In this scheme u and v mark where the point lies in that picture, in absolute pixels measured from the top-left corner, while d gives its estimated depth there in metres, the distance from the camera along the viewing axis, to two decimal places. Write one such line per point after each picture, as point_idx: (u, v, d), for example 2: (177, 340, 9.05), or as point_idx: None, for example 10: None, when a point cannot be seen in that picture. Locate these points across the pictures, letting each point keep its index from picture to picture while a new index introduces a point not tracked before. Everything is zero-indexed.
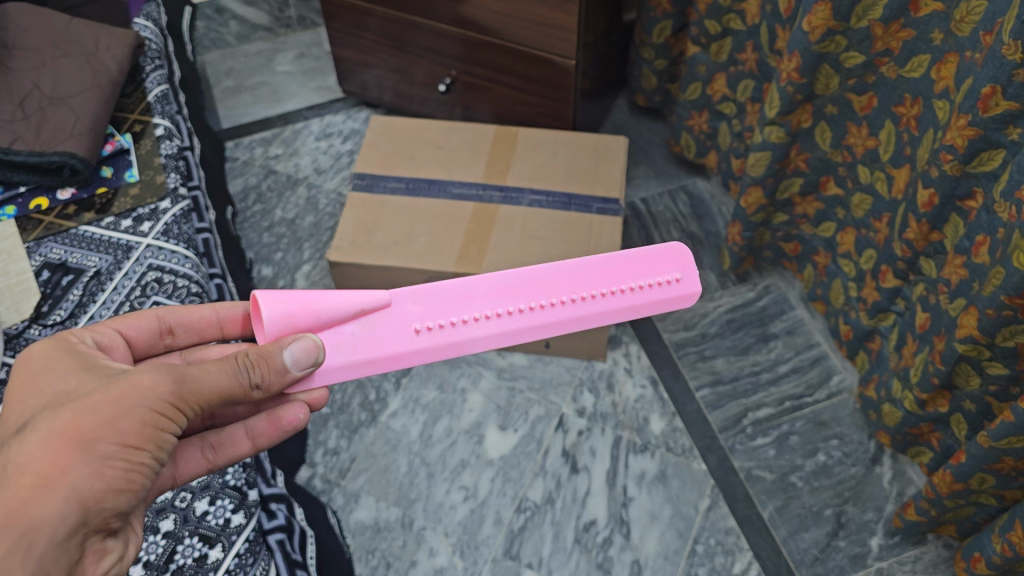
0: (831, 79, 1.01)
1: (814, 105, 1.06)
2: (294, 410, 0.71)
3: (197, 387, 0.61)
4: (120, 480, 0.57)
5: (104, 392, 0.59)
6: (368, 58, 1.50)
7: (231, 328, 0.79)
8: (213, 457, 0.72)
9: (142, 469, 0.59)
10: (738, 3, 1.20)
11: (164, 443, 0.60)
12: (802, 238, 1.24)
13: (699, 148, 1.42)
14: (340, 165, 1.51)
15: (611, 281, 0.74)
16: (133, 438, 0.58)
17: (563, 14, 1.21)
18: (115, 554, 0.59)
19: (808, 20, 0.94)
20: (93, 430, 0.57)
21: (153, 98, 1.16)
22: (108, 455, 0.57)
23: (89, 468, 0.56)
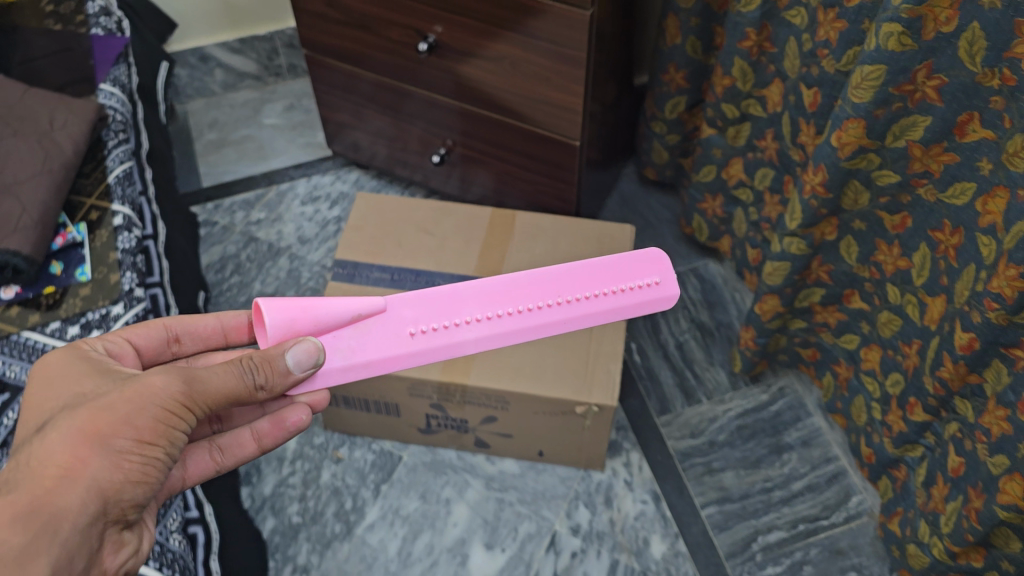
0: (861, 195, 0.90)
1: (840, 219, 0.94)
2: (298, 412, 0.77)
3: (206, 388, 0.65)
4: (136, 473, 0.61)
5: (120, 395, 0.62)
6: (358, 120, 1.40)
7: (234, 335, 0.83)
8: (220, 460, 0.77)
9: (156, 464, 0.63)
10: (758, 88, 1.09)
11: (175, 440, 0.64)
12: (822, 345, 1.13)
13: (712, 232, 1.31)
14: (326, 234, 1.41)
15: (599, 284, 0.78)
16: (148, 434, 0.62)
17: (568, 96, 1.11)
18: (131, 546, 0.65)
19: (838, 134, 0.83)
20: (109, 427, 0.60)
21: (115, 180, 1.06)
22: (124, 450, 0.61)
23: (108, 462, 0.60)
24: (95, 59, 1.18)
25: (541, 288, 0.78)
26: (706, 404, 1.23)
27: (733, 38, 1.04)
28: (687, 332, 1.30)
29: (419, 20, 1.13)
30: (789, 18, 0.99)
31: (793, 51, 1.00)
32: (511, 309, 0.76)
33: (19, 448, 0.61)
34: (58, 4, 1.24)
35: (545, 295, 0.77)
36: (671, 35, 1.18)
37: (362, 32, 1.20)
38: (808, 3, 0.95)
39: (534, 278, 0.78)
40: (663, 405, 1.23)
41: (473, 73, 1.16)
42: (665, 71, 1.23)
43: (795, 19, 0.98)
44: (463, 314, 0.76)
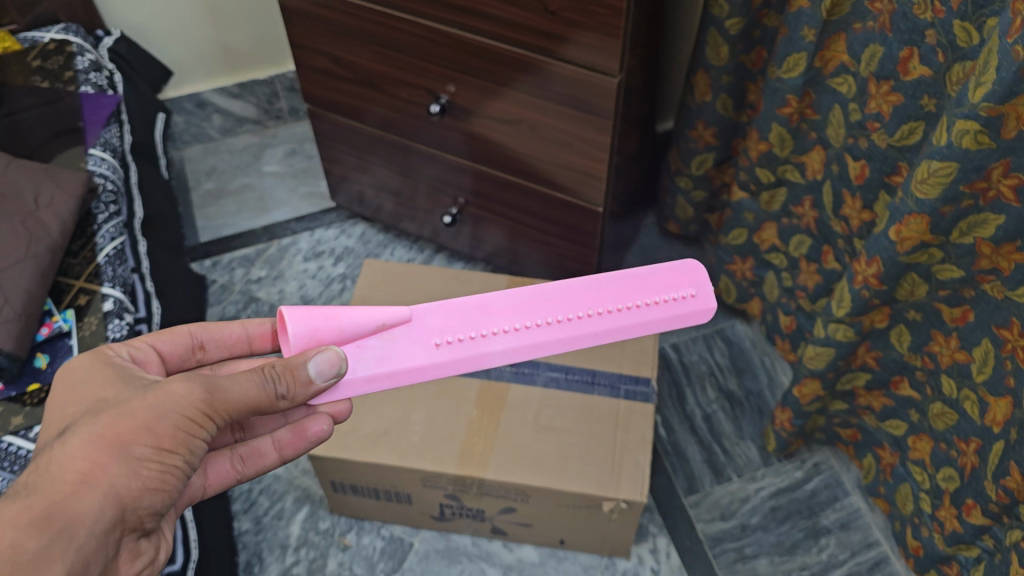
0: (918, 287, 0.83)
1: (892, 308, 0.88)
2: (319, 423, 0.73)
3: (227, 395, 0.60)
4: (154, 481, 0.57)
5: (143, 401, 0.58)
6: (365, 174, 1.32)
7: (260, 345, 0.78)
8: (241, 468, 0.75)
9: (176, 473, 0.59)
10: (797, 153, 1.01)
11: (194, 448, 0.60)
12: (864, 427, 1.05)
13: (740, 294, 1.24)
14: (331, 293, 1.33)
15: (630, 295, 0.69)
16: (169, 441, 0.58)
17: (593, 162, 1.04)
18: (147, 555, 0.61)
19: (896, 228, 0.76)
20: (129, 433, 0.57)
21: (105, 258, 0.99)
22: (143, 457, 0.57)
23: (126, 468, 0.56)
24: (86, 120, 1.11)
25: (564, 300, 0.69)
26: (737, 482, 1.15)
27: (772, 104, 0.96)
28: (714, 402, 1.23)
29: (433, 79, 1.06)
30: (834, 85, 0.91)
31: (839, 119, 0.92)
32: (537, 322, 0.68)
33: (37, 453, 0.57)
34: (45, 58, 1.17)
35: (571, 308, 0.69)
36: (700, 92, 1.10)
37: (370, 89, 1.13)
38: (857, 72, 0.87)
39: (555, 291, 0.70)
40: (691, 484, 1.16)
41: (489, 135, 1.09)
42: (692, 127, 1.15)
43: (841, 86, 0.90)
44: (490, 324, 0.68)
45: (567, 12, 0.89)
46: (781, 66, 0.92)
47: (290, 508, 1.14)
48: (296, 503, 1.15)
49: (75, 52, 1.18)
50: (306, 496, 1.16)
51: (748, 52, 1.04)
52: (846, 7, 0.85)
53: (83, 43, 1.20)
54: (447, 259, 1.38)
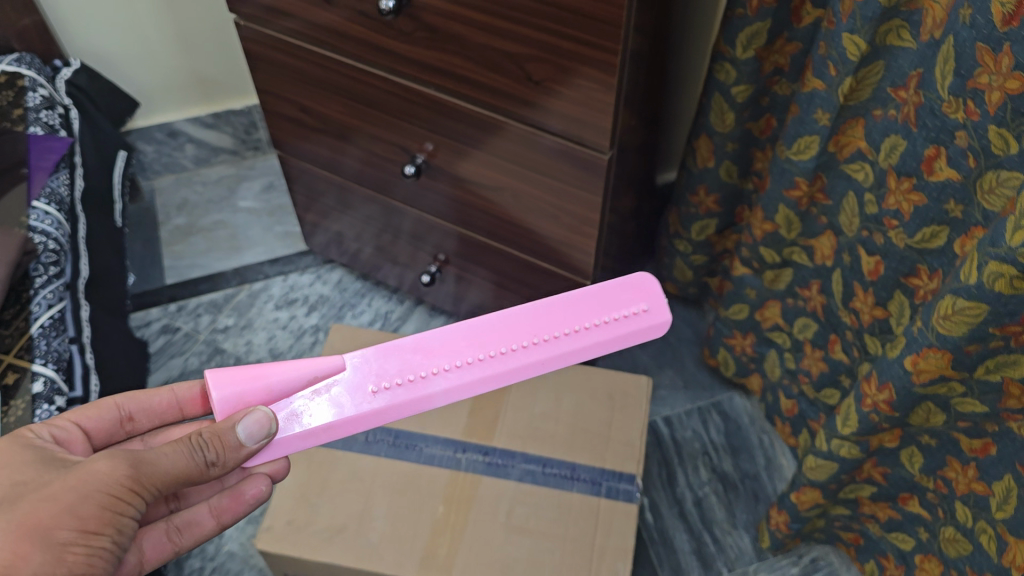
0: (934, 415, 0.74)
1: (904, 430, 0.78)
2: (256, 484, 0.67)
3: (155, 470, 0.57)
4: (82, 566, 0.54)
5: (67, 484, 0.55)
6: (341, 221, 1.23)
7: (191, 410, 0.72)
8: (178, 541, 0.68)
9: (105, 553, 0.55)
10: (806, 237, 0.92)
11: (124, 527, 0.56)
12: (867, 533, 0.96)
13: (739, 368, 1.14)
14: (302, 347, 1.25)
15: (574, 319, 0.65)
16: (93, 523, 0.54)
17: (579, 236, 0.95)
18: None
19: (913, 358, 0.66)
20: (49, 519, 0.53)
21: (39, 329, 0.90)
22: (67, 541, 0.53)
23: (49, 556, 0.52)
24: (32, 166, 1.01)
25: (505, 327, 0.65)
26: None
27: (779, 184, 0.87)
28: (708, 485, 1.13)
29: (411, 139, 0.98)
30: (849, 171, 0.81)
31: (853, 207, 0.83)
32: (479, 355, 0.64)
33: None
34: None
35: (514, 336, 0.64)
36: (703, 157, 1.00)
37: (343, 142, 1.06)
38: (876, 162, 0.77)
39: (495, 317, 0.65)
40: None
41: (471, 200, 1.01)
42: (694, 191, 1.06)
43: (857, 173, 0.80)
44: (430, 363, 0.64)
45: (555, 84, 0.79)
46: (791, 146, 0.83)
47: None
48: None
49: (26, 87, 1.08)
50: None
51: (757, 120, 0.95)
52: (867, 91, 0.75)
53: (36, 76, 1.10)
54: (428, 312, 1.30)
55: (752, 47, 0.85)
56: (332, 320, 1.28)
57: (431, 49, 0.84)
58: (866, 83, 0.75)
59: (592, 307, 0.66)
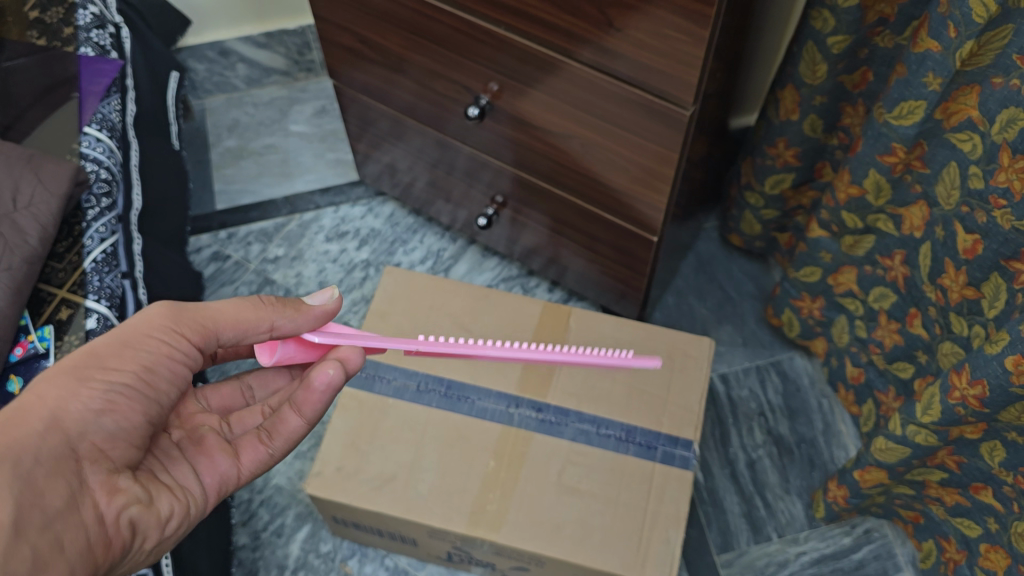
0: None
1: (990, 424, 0.76)
2: (323, 370, 0.59)
3: (200, 312, 0.59)
4: (100, 402, 0.54)
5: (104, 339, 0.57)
6: (393, 154, 1.19)
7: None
8: (270, 443, 0.62)
9: (126, 390, 0.55)
10: (895, 205, 0.87)
11: (153, 366, 0.57)
12: (929, 514, 0.95)
13: (804, 330, 1.11)
14: (351, 282, 1.23)
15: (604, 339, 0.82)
16: (111, 360, 0.56)
17: (647, 190, 0.90)
18: (133, 497, 0.54)
19: (1015, 359, 0.63)
20: (74, 360, 0.55)
21: (93, 263, 0.88)
22: (86, 376, 0.54)
23: (64, 389, 0.53)
24: (82, 90, 0.98)
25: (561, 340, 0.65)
26: (777, 543, 1.03)
27: (872, 148, 0.82)
28: (761, 447, 1.10)
29: (475, 78, 0.93)
30: (955, 141, 0.75)
31: (954, 177, 0.77)
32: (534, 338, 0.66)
33: None
34: (43, 9, 1.02)
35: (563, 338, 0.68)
36: (787, 110, 0.95)
37: (399, 75, 1.01)
38: (988, 134, 0.71)
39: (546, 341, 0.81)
40: (726, 541, 1.04)
41: (533, 144, 0.96)
42: (772, 144, 1.00)
43: (964, 143, 0.74)
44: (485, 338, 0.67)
45: (636, 32, 0.73)
46: (891, 110, 0.77)
47: (290, 525, 1.07)
48: (297, 520, 1.07)
49: (77, 5, 1.04)
50: (308, 513, 1.08)
51: (851, 72, 0.88)
52: (988, 57, 0.69)
53: None
54: (480, 253, 1.28)
55: None
56: (383, 256, 1.26)
57: None
58: (988, 49, 0.68)
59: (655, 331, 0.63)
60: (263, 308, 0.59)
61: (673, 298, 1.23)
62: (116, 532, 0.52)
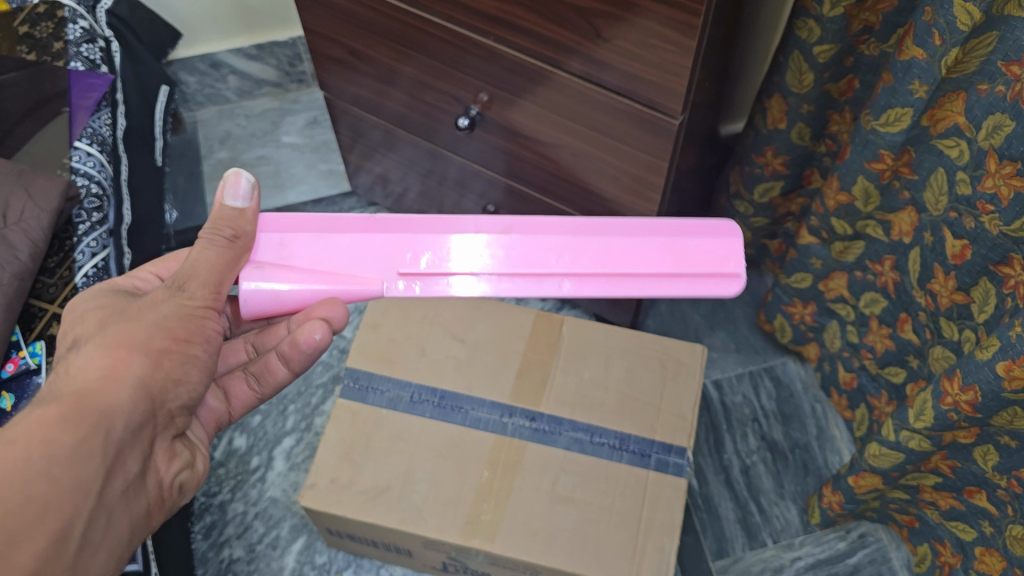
0: (1018, 418, 0.71)
1: (982, 428, 0.77)
2: (309, 333, 0.55)
3: (200, 274, 0.54)
4: (177, 372, 0.53)
5: (155, 307, 0.53)
6: (385, 164, 1.19)
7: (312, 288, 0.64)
8: (258, 388, 0.64)
9: (197, 361, 0.54)
10: (884, 211, 0.88)
11: (212, 338, 0.55)
12: (923, 518, 0.95)
13: (797, 336, 1.11)
14: None
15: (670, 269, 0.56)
16: (183, 331, 0.53)
17: (638, 199, 0.90)
18: (182, 459, 0.55)
19: (1007, 364, 0.64)
20: (141, 333, 0.52)
21: (84, 278, 0.88)
22: (164, 349, 0.52)
23: (146, 360, 0.51)
24: (73, 105, 0.98)
25: (576, 248, 0.56)
26: (772, 549, 1.03)
27: (860, 155, 0.82)
28: (756, 453, 1.11)
29: (464, 89, 0.93)
30: (942, 147, 0.76)
31: (942, 184, 0.78)
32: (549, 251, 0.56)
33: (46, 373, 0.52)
34: (33, 24, 1.02)
35: (586, 267, 0.56)
36: (775, 119, 0.95)
37: (389, 87, 1.02)
38: (974, 141, 0.72)
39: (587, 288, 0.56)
40: (721, 547, 1.04)
41: (524, 154, 0.96)
42: (761, 153, 1.00)
43: (951, 150, 0.75)
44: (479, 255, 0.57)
45: (624, 42, 0.73)
46: (878, 117, 0.78)
47: (286, 537, 1.07)
48: (292, 532, 1.07)
49: (67, 19, 1.04)
50: (303, 525, 1.08)
51: (837, 80, 0.89)
52: (973, 64, 0.69)
53: (77, 6, 1.06)
54: None
55: (842, 4, 0.79)
56: None
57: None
58: (973, 56, 0.69)
59: (680, 263, 0.56)
60: (233, 247, 0.54)
61: (666, 304, 1.24)
62: (171, 494, 0.54)
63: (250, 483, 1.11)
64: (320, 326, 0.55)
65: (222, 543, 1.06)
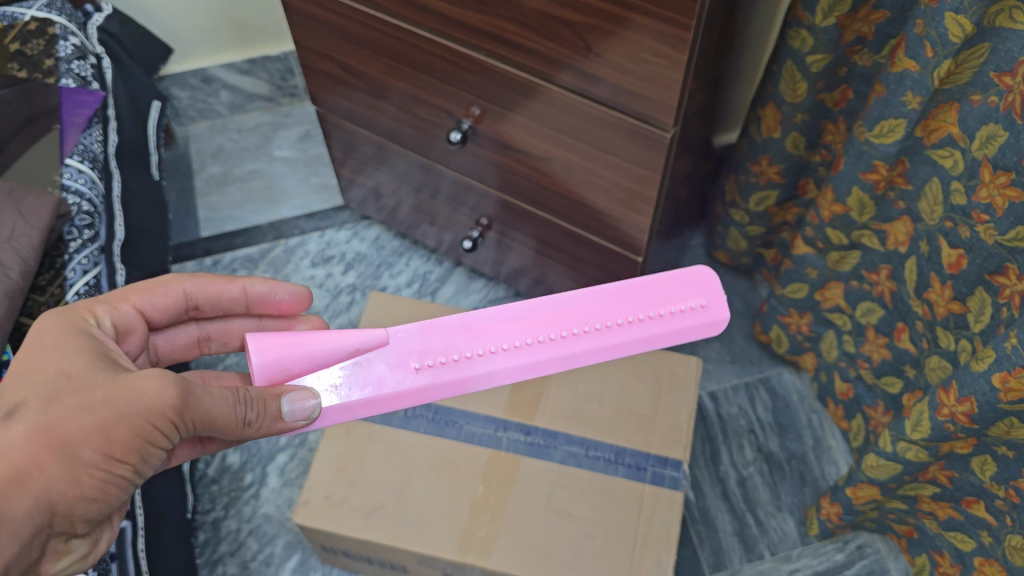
0: (1016, 428, 0.71)
1: (980, 438, 0.76)
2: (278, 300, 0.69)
3: (199, 410, 0.52)
4: (94, 489, 0.51)
5: (110, 401, 0.50)
6: (377, 178, 1.19)
7: (257, 308, 0.69)
8: (208, 445, 0.64)
9: (120, 479, 0.52)
10: (879, 221, 0.88)
11: (148, 456, 0.52)
12: (922, 528, 0.95)
13: (793, 346, 1.11)
14: (337, 307, 1.23)
15: (639, 306, 0.61)
16: (120, 450, 0.50)
17: (631, 211, 0.90)
18: (75, 553, 0.55)
19: (1002, 375, 0.63)
20: (79, 434, 0.49)
21: (75, 296, 0.87)
22: (88, 462, 0.50)
23: (65, 473, 0.49)
24: (64, 122, 0.98)
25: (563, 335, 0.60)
26: (769, 561, 1.03)
27: (854, 166, 0.82)
28: (752, 465, 1.10)
29: (456, 103, 0.93)
30: (936, 157, 0.76)
31: (936, 194, 0.77)
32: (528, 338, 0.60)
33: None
34: (24, 41, 1.01)
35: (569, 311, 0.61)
36: (769, 127, 0.96)
37: (381, 101, 1.02)
38: (967, 151, 0.72)
39: (567, 296, 0.61)
40: (718, 560, 1.03)
41: (517, 167, 0.96)
42: (756, 161, 1.01)
43: (945, 160, 0.75)
44: (475, 344, 0.60)
45: (615, 56, 0.73)
46: (872, 129, 0.78)
47: (280, 554, 1.06)
48: (286, 549, 1.06)
49: (57, 36, 1.04)
50: (297, 541, 1.07)
51: (831, 90, 0.89)
52: (966, 75, 0.69)
53: (68, 23, 1.07)
54: (467, 275, 1.28)
55: (834, 14, 0.79)
56: (369, 280, 1.26)
57: (483, 13, 0.78)
58: (965, 67, 0.69)
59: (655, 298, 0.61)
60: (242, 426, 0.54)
61: None
62: None
63: (244, 500, 1.10)
64: (289, 292, 0.69)
65: (215, 561, 1.05)
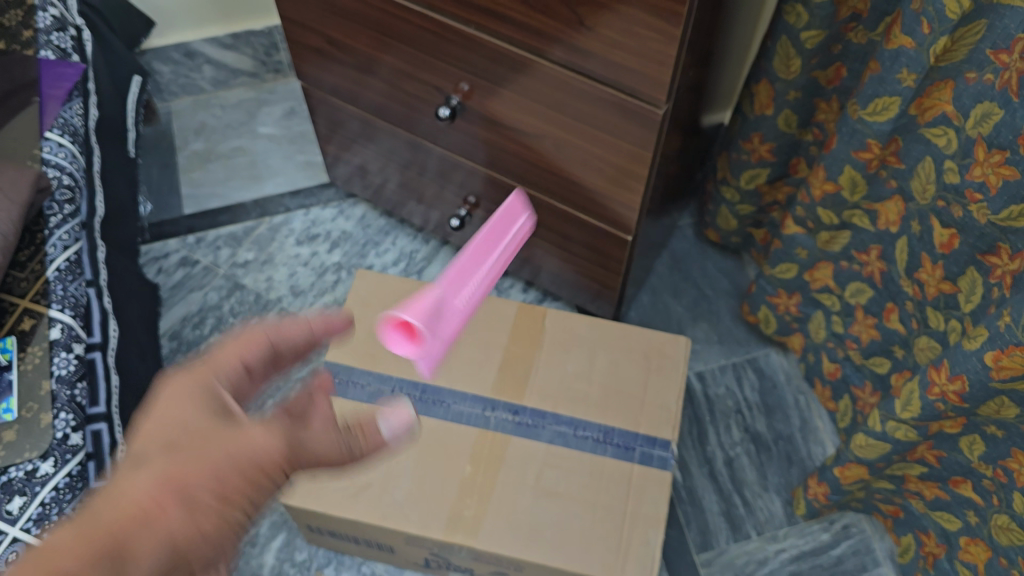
0: (1006, 407, 0.71)
1: (969, 418, 0.77)
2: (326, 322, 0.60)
3: (308, 454, 0.48)
4: (207, 540, 0.44)
5: (251, 449, 0.45)
6: (364, 155, 1.17)
7: (315, 352, 0.59)
8: None
9: (228, 527, 0.45)
10: (870, 201, 0.87)
11: (256, 506, 0.47)
12: (908, 508, 0.95)
13: (781, 327, 1.10)
14: (323, 286, 1.23)
15: (495, 246, 0.57)
16: (234, 494, 0.44)
17: (621, 188, 0.89)
18: None
19: (995, 354, 0.63)
20: (199, 480, 0.43)
21: (56, 272, 0.86)
22: (208, 507, 0.44)
23: (188, 514, 0.43)
24: (44, 95, 0.96)
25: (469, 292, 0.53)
26: (755, 541, 1.03)
27: (847, 145, 0.82)
28: (739, 446, 1.10)
29: (445, 78, 0.92)
30: (929, 136, 0.75)
31: (929, 172, 0.77)
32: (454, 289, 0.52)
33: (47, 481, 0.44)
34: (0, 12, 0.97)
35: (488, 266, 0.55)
36: (761, 104, 0.95)
37: (368, 76, 1.00)
38: (962, 129, 0.71)
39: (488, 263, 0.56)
40: (705, 540, 1.03)
41: (505, 144, 0.95)
42: (748, 139, 1.00)
43: (938, 138, 0.75)
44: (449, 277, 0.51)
45: (606, 30, 0.72)
46: (865, 106, 0.77)
47: (265, 534, 1.05)
48: (272, 529, 1.05)
49: (37, 6, 1.00)
50: (282, 521, 1.06)
51: (825, 68, 0.88)
52: (962, 53, 0.69)
53: None
54: (454, 254, 1.27)
55: None
56: (355, 259, 1.25)
57: None
58: (962, 44, 0.68)
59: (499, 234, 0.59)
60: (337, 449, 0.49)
61: (648, 296, 1.23)
62: None
63: None
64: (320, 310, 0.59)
65: None
